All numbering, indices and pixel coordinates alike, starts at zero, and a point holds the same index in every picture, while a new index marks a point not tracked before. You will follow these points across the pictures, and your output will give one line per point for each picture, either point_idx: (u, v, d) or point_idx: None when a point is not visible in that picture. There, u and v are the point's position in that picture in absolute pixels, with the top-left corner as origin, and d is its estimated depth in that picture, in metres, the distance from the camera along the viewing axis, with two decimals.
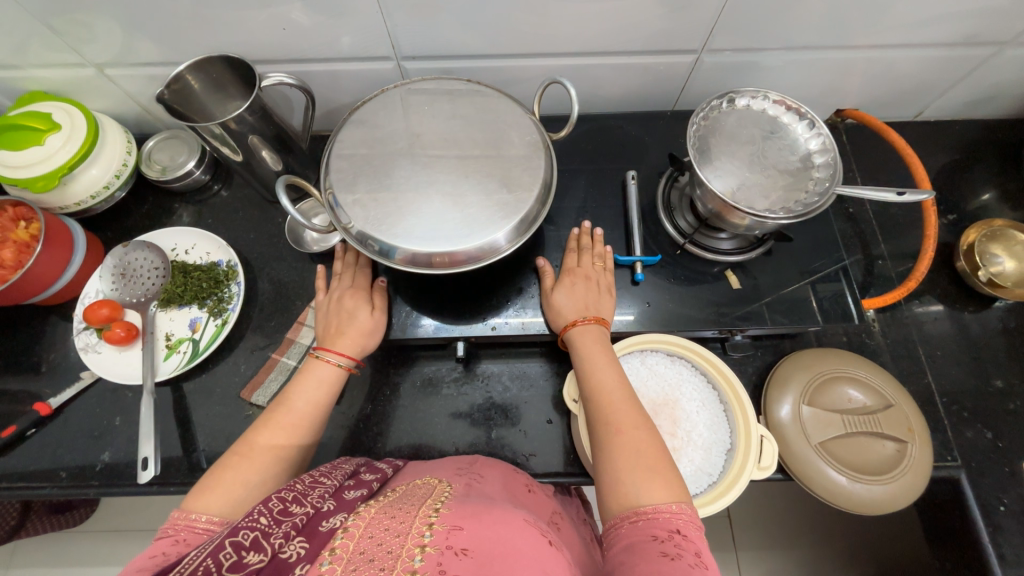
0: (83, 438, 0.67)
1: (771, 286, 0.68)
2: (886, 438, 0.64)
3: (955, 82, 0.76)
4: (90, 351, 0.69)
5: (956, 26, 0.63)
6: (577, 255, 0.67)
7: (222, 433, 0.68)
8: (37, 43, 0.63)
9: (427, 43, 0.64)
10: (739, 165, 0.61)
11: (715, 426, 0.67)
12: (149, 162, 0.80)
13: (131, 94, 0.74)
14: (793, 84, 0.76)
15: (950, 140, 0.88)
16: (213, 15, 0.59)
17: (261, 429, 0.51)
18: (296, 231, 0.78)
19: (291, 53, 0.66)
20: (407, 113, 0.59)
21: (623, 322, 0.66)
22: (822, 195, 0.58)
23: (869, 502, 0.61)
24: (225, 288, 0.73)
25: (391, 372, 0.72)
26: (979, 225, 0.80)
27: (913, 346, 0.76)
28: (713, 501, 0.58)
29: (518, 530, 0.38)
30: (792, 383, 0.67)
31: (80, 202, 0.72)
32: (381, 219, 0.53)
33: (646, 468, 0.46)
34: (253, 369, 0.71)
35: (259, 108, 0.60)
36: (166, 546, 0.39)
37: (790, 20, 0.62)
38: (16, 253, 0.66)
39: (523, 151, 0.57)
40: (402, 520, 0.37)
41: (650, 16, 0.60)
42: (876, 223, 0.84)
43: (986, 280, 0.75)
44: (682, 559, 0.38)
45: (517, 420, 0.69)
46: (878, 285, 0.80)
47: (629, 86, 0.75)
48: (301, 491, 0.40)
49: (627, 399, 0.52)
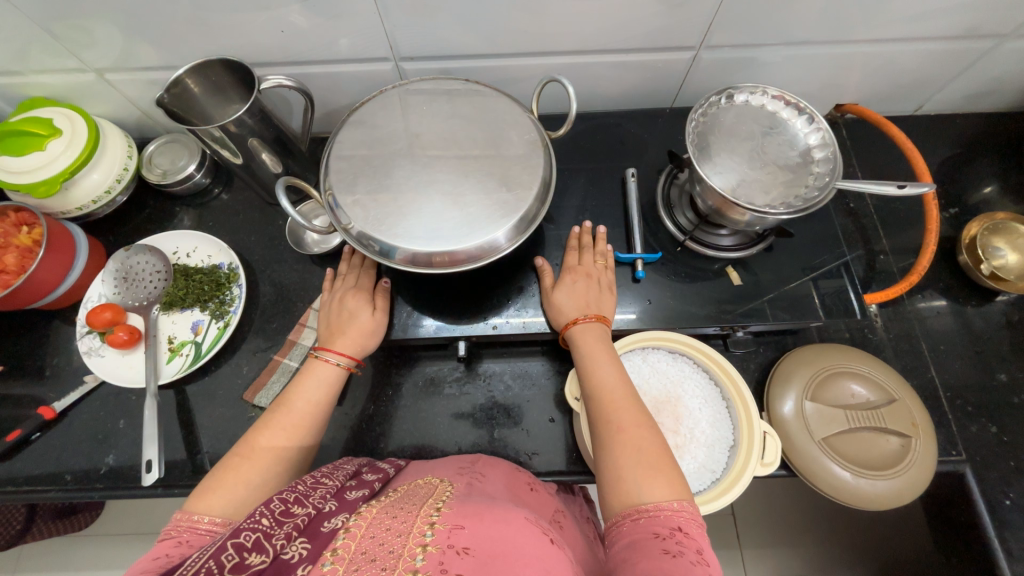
0: (88, 441, 0.68)
1: (772, 282, 0.67)
2: (890, 433, 0.63)
3: (955, 76, 0.76)
4: (93, 354, 0.69)
5: (957, 18, 0.63)
6: (577, 253, 0.67)
7: (226, 436, 0.68)
8: (37, 50, 0.63)
9: (425, 44, 0.64)
10: (739, 161, 0.61)
11: (718, 423, 0.66)
12: (150, 167, 0.80)
13: (131, 98, 0.74)
14: (792, 80, 0.76)
15: (949, 134, 0.88)
16: (212, 19, 0.59)
17: (263, 430, 0.51)
18: (297, 232, 0.78)
19: (289, 56, 0.66)
20: (405, 113, 0.59)
21: (625, 320, 0.65)
22: (823, 190, 0.58)
23: (874, 497, 0.61)
24: (227, 291, 0.73)
25: (393, 372, 0.72)
26: (981, 219, 0.80)
27: (917, 341, 0.76)
28: (716, 499, 0.58)
29: (519, 529, 0.38)
30: (795, 378, 0.67)
31: (82, 206, 0.73)
32: (381, 219, 0.53)
33: (647, 466, 0.46)
34: (255, 371, 0.72)
35: (259, 111, 0.60)
36: (169, 548, 0.39)
37: (789, 16, 0.62)
38: (19, 258, 0.66)
39: (522, 150, 0.57)
40: (404, 520, 0.37)
41: (649, 14, 0.61)
42: (877, 217, 0.83)
43: (990, 274, 0.75)
44: (684, 556, 0.38)
45: (520, 419, 0.69)
46: (879, 280, 0.79)
47: (627, 84, 0.75)
48: (303, 492, 0.41)
49: (628, 397, 0.52)
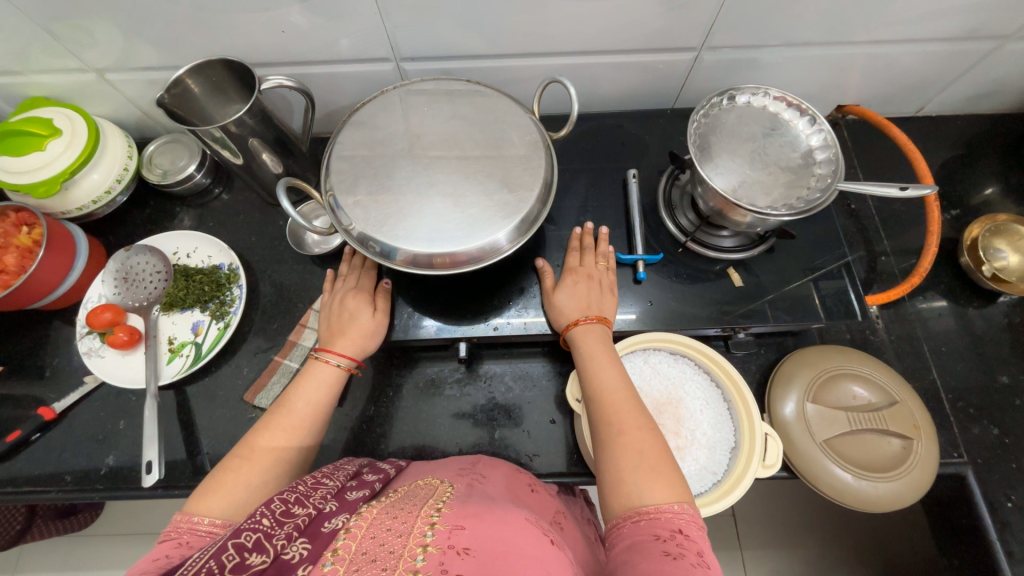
0: (88, 442, 0.67)
1: (773, 283, 0.67)
2: (892, 436, 0.63)
3: (956, 77, 0.76)
4: (94, 355, 0.69)
5: (958, 19, 0.63)
6: (579, 254, 0.66)
7: (226, 436, 0.68)
8: (36, 49, 0.63)
9: (426, 45, 0.64)
10: (740, 163, 0.61)
11: (720, 424, 0.66)
12: (150, 167, 0.80)
13: (131, 97, 0.74)
14: (794, 81, 0.75)
15: (950, 136, 0.88)
16: (211, 20, 0.59)
17: (262, 431, 0.51)
18: (297, 232, 0.78)
19: (290, 57, 0.66)
20: (406, 114, 0.59)
21: (626, 321, 0.65)
22: (825, 192, 0.58)
23: (875, 499, 0.61)
24: (227, 291, 0.73)
25: (393, 374, 0.72)
26: (982, 220, 0.80)
27: (918, 342, 0.76)
28: (716, 501, 0.58)
29: (519, 530, 0.38)
30: (796, 380, 0.67)
31: (82, 206, 0.72)
32: (381, 221, 0.53)
33: (648, 467, 0.46)
34: (255, 372, 0.72)
35: (260, 112, 0.60)
36: (169, 549, 0.39)
37: (791, 18, 0.62)
38: (19, 258, 0.66)
39: (523, 150, 0.57)
40: (404, 520, 0.37)
41: (649, 15, 0.60)
42: (879, 218, 0.83)
43: (991, 275, 0.74)
44: (684, 558, 0.38)
45: (521, 420, 0.69)
46: (880, 281, 0.79)
47: (629, 84, 0.75)
48: (303, 492, 0.40)
49: (628, 399, 0.51)
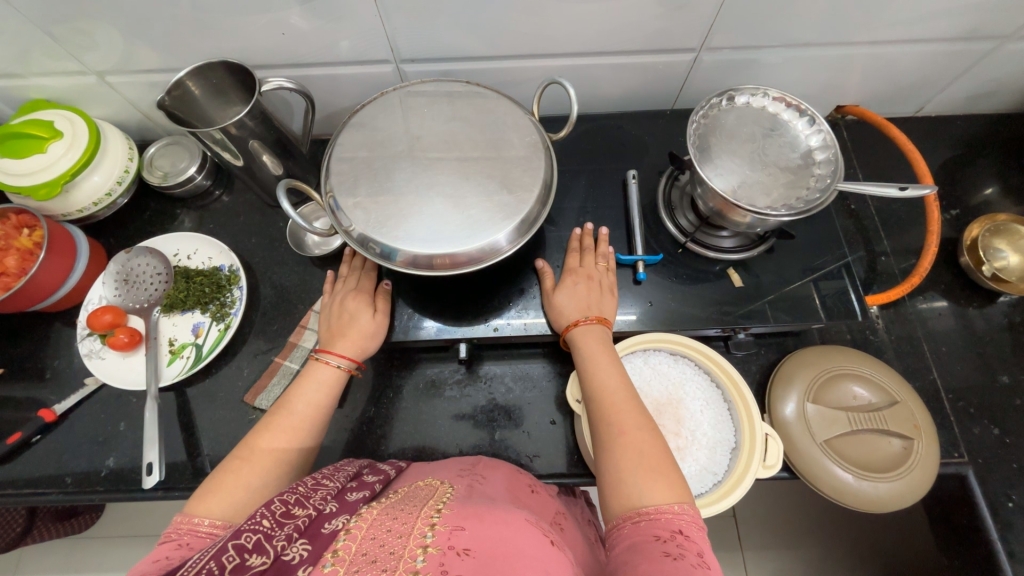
0: (88, 444, 0.67)
1: (773, 283, 0.67)
2: (893, 436, 0.63)
3: (955, 77, 0.76)
4: (94, 357, 0.69)
5: (957, 20, 0.63)
6: (579, 255, 0.67)
7: (226, 437, 0.68)
8: (37, 52, 0.63)
9: (426, 47, 0.65)
10: (740, 163, 0.61)
11: (720, 425, 0.66)
12: (151, 169, 0.80)
13: (132, 99, 0.74)
14: (793, 81, 0.75)
15: (950, 136, 0.88)
16: (212, 22, 0.60)
17: (262, 432, 0.51)
18: (297, 233, 0.79)
19: (289, 58, 0.66)
20: (406, 115, 0.59)
21: (626, 322, 0.65)
22: (824, 192, 0.58)
23: (875, 499, 0.61)
24: (227, 293, 0.73)
25: (393, 375, 0.72)
26: (982, 219, 0.80)
27: (918, 342, 0.76)
28: (717, 501, 0.58)
29: (519, 531, 0.38)
30: (796, 381, 0.67)
31: (83, 208, 0.73)
32: (382, 222, 0.53)
33: (649, 468, 0.46)
34: (255, 373, 0.72)
35: (260, 113, 0.60)
36: (169, 550, 0.39)
37: (790, 18, 0.62)
38: (19, 261, 0.66)
39: (522, 151, 0.57)
40: (404, 521, 0.37)
41: (648, 15, 0.61)
42: (878, 218, 0.83)
43: (991, 275, 0.74)
44: (685, 559, 0.38)
45: (521, 421, 0.69)
46: (880, 281, 0.79)
47: (628, 85, 0.75)
48: (303, 493, 0.40)
49: (628, 399, 0.51)
